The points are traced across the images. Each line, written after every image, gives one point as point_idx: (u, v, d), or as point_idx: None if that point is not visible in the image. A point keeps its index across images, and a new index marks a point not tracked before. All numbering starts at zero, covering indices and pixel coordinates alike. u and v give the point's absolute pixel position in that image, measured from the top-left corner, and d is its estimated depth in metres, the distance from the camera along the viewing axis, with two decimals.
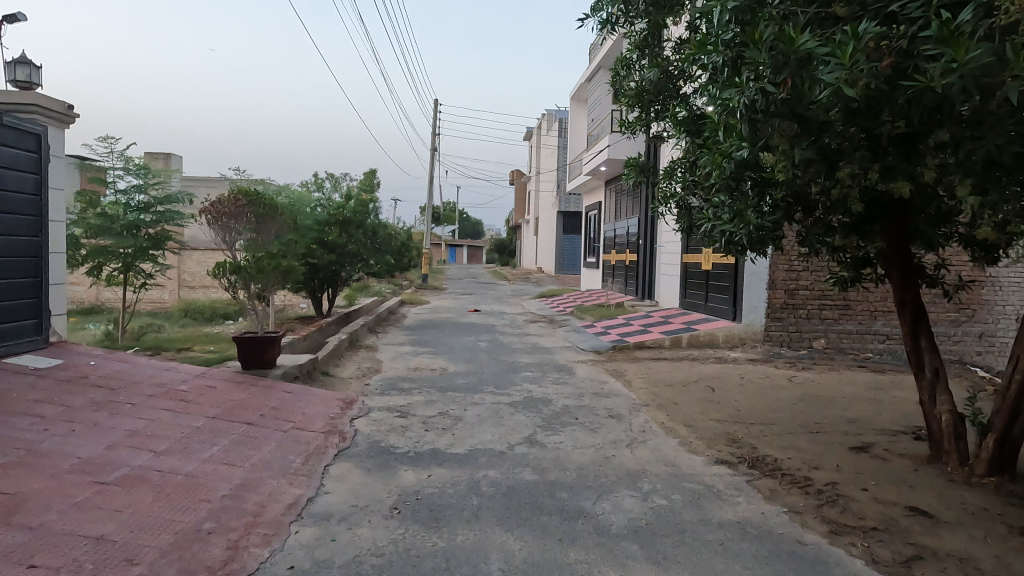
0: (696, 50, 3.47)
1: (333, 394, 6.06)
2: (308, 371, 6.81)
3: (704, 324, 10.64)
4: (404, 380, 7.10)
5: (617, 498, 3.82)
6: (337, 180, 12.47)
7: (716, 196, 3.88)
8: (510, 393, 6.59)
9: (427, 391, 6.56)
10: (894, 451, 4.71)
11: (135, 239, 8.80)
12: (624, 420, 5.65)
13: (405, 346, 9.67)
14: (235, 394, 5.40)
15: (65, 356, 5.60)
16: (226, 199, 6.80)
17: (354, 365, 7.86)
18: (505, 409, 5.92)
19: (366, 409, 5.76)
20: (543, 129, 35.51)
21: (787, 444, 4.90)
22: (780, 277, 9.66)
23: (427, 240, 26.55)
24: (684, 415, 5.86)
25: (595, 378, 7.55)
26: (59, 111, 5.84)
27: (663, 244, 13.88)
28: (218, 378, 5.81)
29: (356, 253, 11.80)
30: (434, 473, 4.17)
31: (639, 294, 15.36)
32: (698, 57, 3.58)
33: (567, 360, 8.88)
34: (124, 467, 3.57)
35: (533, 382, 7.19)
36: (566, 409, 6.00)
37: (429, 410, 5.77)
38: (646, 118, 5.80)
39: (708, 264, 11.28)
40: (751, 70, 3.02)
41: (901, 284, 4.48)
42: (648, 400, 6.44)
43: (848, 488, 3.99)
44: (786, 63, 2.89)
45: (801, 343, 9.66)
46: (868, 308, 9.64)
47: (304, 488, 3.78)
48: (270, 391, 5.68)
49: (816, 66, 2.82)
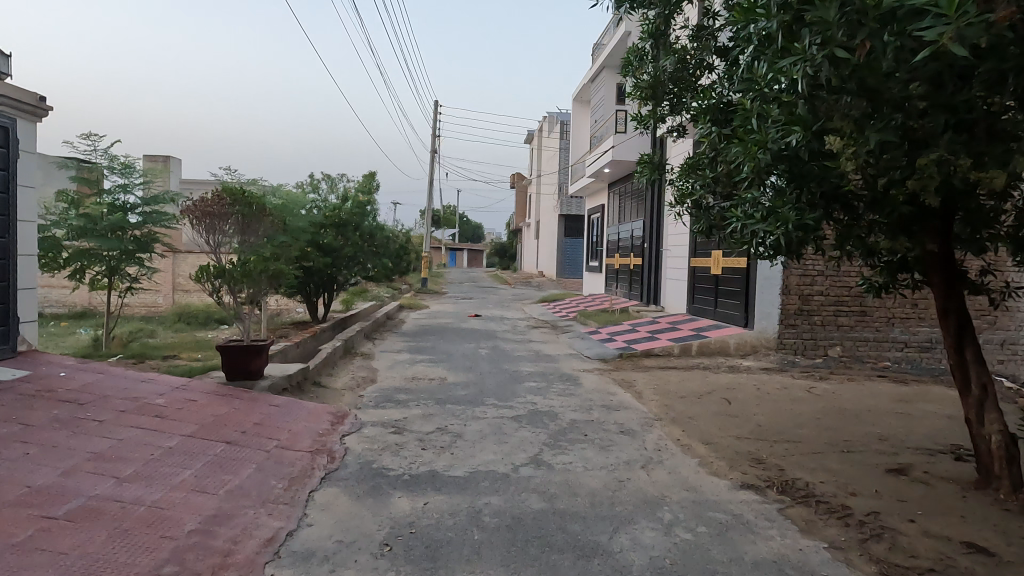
0: (744, 20, 3.14)
1: (323, 408, 5.64)
2: (297, 382, 6.38)
3: (714, 330, 10.22)
4: (400, 391, 6.67)
5: (636, 530, 3.40)
6: (334, 181, 12.09)
7: (749, 192, 3.45)
8: (513, 406, 6.18)
9: (425, 404, 6.13)
10: (935, 475, 4.29)
11: (120, 241, 8.38)
12: (637, 437, 5.24)
13: (403, 354, 9.25)
14: (216, 408, 4.98)
15: (33, 367, 5.19)
16: (207, 198, 6.36)
17: (348, 375, 7.44)
18: (508, 424, 5.49)
19: (359, 424, 5.34)
20: (544, 131, 35.15)
21: (817, 465, 4.49)
22: (794, 282, 9.23)
23: (427, 242, 26.15)
24: (701, 430, 5.44)
25: (603, 389, 7.14)
26: (29, 104, 5.43)
27: (669, 248, 13.49)
28: (199, 390, 5.40)
29: (352, 256, 11.42)
30: (430, 500, 3.75)
31: (643, 299, 14.95)
32: (744, 26, 3.19)
33: (572, 368, 8.46)
34: (79, 497, 3.16)
35: (538, 394, 6.77)
36: (574, 425, 5.58)
37: (426, 426, 5.34)
38: (661, 113, 5.45)
39: (717, 269, 10.89)
40: (817, 32, 2.68)
41: (944, 291, 4.06)
42: (661, 413, 6.03)
43: (893, 519, 3.57)
44: (862, 25, 2.54)
45: (816, 352, 9.25)
46: (885, 314, 9.24)
47: (284, 520, 3.36)
48: (256, 405, 5.26)
49: (904, 24, 2.44)
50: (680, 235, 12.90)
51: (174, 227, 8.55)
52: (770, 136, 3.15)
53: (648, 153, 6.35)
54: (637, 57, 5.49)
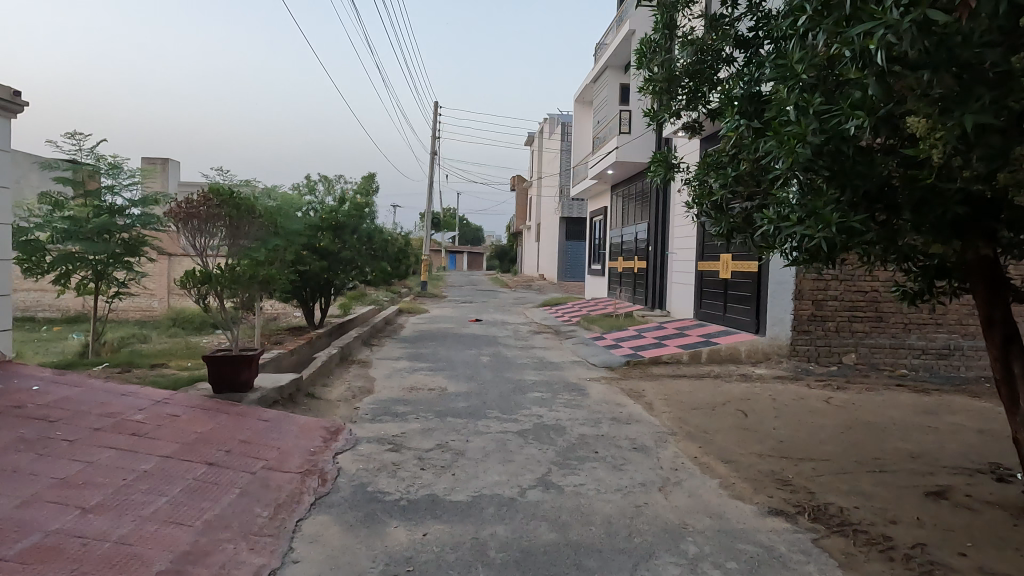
0: None
1: (316, 422, 5.29)
2: (289, 394, 6.04)
3: (723, 336, 9.88)
4: (398, 403, 6.32)
5: (659, 567, 3.06)
6: (331, 183, 11.78)
7: (787, 188, 3.10)
8: (518, 420, 5.83)
9: (425, 417, 5.78)
10: (980, 498, 3.95)
11: (107, 245, 8.04)
12: (651, 454, 4.89)
13: (402, 361, 8.90)
14: (199, 425, 4.64)
15: (4, 381, 4.85)
16: (191, 200, 6.02)
17: (343, 385, 7.09)
18: (513, 440, 5.14)
19: (354, 440, 5.00)
20: (545, 133, 34.83)
21: (850, 488, 4.15)
22: (807, 286, 8.90)
23: (427, 245, 25.80)
24: (719, 446, 5.10)
25: (611, 400, 6.80)
26: (3, 99, 5.11)
27: (676, 251, 13.15)
28: (182, 404, 5.05)
29: (350, 259, 11.09)
30: (431, 530, 3.40)
31: (648, 303, 14.60)
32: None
33: (578, 377, 8.11)
34: (35, 533, 2.82)
35: (543, 406, 6.43)
36: (583, 440, 5.24)
37: (425, 442, 4.99)
38: (675, 107, 5.08)
39: (727, 272, 10.56)
40: None
41: (989, 298, 3.71)
42: (675, 427, 5.69)
43: (942, 553, 3.23)
44: None
45: (830, 359, 8.92)
46: (902, 320, 8.91)
47: (267, 555, 3.02)
48: (243, 420, 4.92)
49: None
50: (686, 238, 12.56)
51: (164, 230, 8.22)
52: (811, 129, 2.86)
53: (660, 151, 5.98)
54: (649, 49, 5.15)
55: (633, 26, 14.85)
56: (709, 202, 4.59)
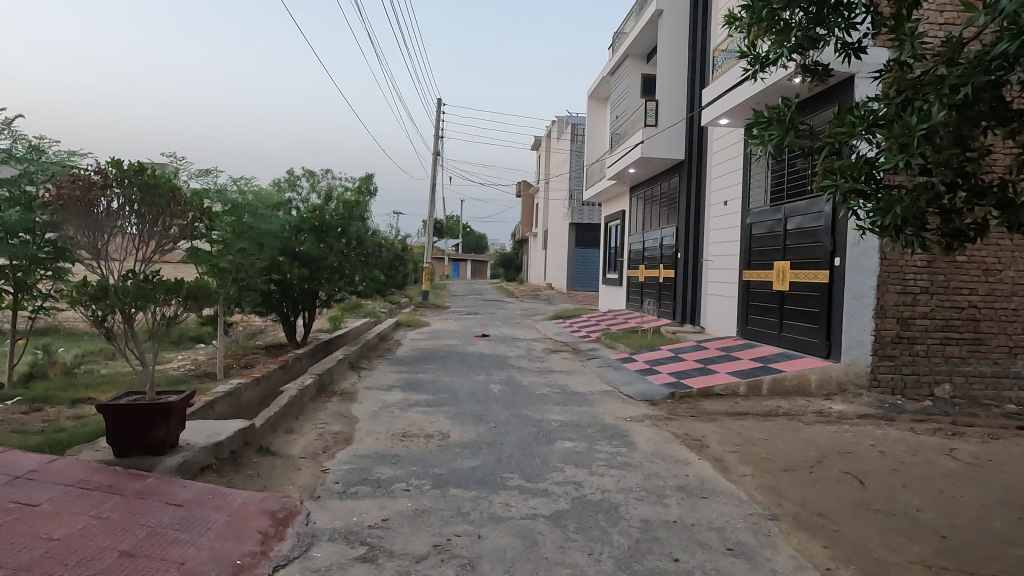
0: None
1: (259, 504, 3.61)
2: (231, 453, 4.34)
3: (784, 361, 8.14)
4: (382, 462, 4.62)
5: None
6: (316, 177, 10.18)
7: None
8: (549, 492, 4.14)
9: (417, 488, 4.09)
10: None
11: (22, 247, 6.39)
12: (761, 565, 3.19)
13: (395, 392, 7.24)
14: (62, 523, 2.97)
15: None
16: (81, 182, 4.45)
17: (313, 431, 5.39)
18: (549, 536, 3.44)
19: (309, 538, 3.31)
20: (554, 134, 33.18)
21: None
22: (891, 301, 7.24)
23: (429, 252, 24.01)
24: (858, 547, 3.39)
25: (667, 454, 5.12)
26: None
27: (713, 257, 11.46)
28: (55, 481, 3.39)
29: (336, 266, 9.43)
30: None
31: (677, 318, 12.88)
32: None
33: (615, 416, 6.42)
34: None
35: (581, 465, 4.74)
36: (652, 534, 3.53)
37: (416, 542, 3.30)
38: (795, 36, 3.45)
39: (783, 283, 8.91)
40: None
41: None
42: (774, 507, 4.00)
43: None
44: None
45: (920, 391, 7.22)
46: (1007, 342, 7.23)
47: None
48: (141, 508, 3.25)
49: None
50: (726, 243, 10.89)
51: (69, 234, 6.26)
52: None
53: (767, 107, 3.61)
54: None
55: (660, 5, 12.97)
56: (863, 172, 2.90)
